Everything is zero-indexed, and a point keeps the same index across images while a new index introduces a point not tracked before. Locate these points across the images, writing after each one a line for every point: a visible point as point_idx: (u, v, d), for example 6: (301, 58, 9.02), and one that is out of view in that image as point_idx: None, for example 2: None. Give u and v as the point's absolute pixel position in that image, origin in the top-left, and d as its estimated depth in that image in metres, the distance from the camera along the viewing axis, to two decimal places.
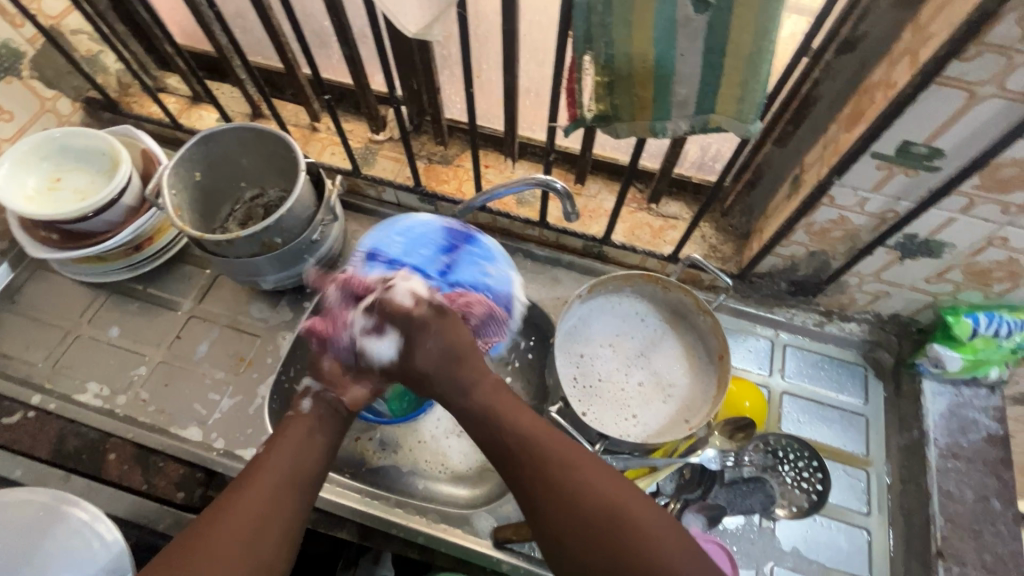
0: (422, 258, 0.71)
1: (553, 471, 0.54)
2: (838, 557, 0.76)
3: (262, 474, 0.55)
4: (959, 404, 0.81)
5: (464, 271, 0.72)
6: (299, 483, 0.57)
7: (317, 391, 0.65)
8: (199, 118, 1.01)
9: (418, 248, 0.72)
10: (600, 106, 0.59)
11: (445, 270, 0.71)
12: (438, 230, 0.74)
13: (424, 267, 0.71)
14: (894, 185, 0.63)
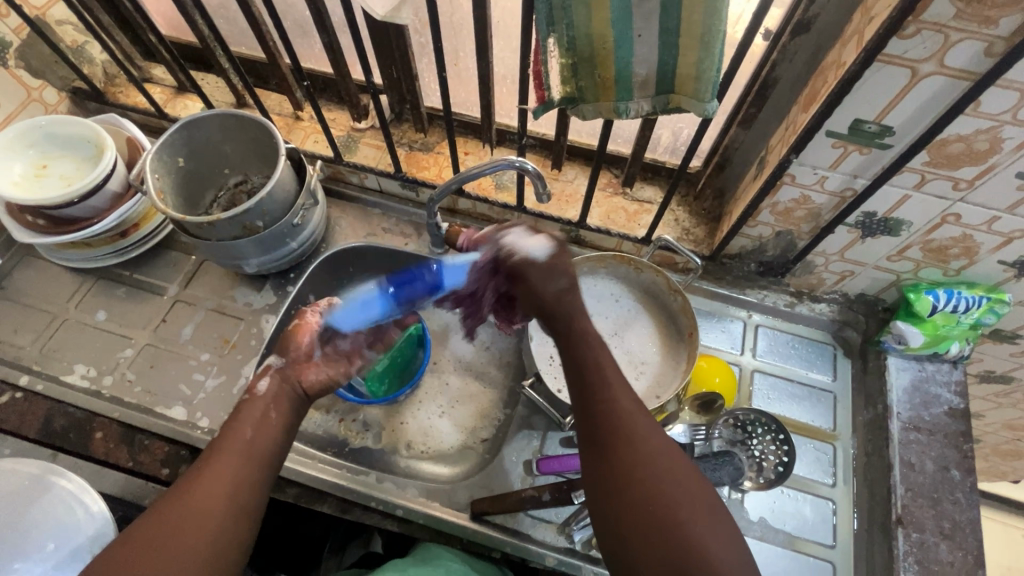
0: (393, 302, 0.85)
1: (625, 419, 0.56)
2: (803, 527, 0.78)
3: (225, 454, 0.56)
4: (922, 379, 0.83)
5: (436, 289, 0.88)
6: (259, 464, 0.58)
7: (278, 367, 0.66)
8: (184, 107, 1.02)
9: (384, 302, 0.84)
10: (567, 89, 0.61)
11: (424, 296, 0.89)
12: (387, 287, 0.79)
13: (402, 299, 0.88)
14: (850, 163, 0.65)
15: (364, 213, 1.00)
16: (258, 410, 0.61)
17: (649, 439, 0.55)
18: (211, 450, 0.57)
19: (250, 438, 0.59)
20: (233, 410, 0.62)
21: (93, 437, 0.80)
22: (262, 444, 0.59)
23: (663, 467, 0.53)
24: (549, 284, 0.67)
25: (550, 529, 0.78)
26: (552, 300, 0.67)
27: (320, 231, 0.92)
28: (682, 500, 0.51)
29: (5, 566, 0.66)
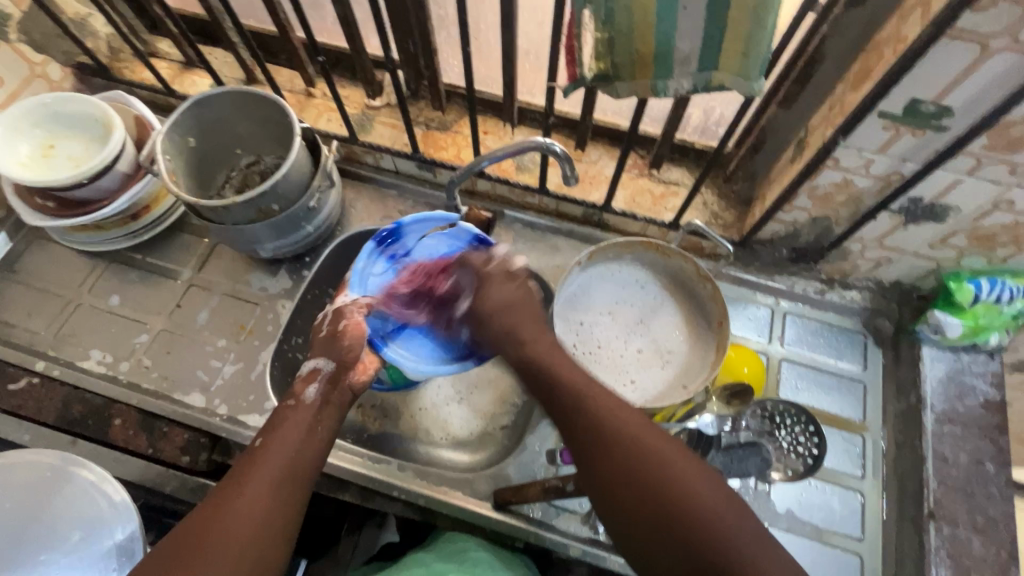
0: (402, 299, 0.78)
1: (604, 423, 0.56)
2: (831, 518, 0.77)
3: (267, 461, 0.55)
4: (957, 370, 0.80)
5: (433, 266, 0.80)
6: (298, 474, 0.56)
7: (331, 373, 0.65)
8: (192, 83, 0.99)
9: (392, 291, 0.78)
10: (602, 66, 0.57)
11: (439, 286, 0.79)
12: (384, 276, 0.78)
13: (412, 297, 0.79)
14: (900, 146, 0.61)
15: (379, 194, 0.96)
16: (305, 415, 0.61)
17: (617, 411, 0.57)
18: (252, 456, 0.56)
19: (294, 450, 0.57)
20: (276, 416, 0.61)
21: (111, 424, 0.81)
22: (305, 447, 0.58)
23: (632, 433, 0.55)
24: (498, 287, 0.71)
25: (574, 519, 0.77)
26: (498, 307, 0.70)
27: (336, 213, 0.90)
28: (659, 467, 0.52)
29: (31, 557, 0.66)
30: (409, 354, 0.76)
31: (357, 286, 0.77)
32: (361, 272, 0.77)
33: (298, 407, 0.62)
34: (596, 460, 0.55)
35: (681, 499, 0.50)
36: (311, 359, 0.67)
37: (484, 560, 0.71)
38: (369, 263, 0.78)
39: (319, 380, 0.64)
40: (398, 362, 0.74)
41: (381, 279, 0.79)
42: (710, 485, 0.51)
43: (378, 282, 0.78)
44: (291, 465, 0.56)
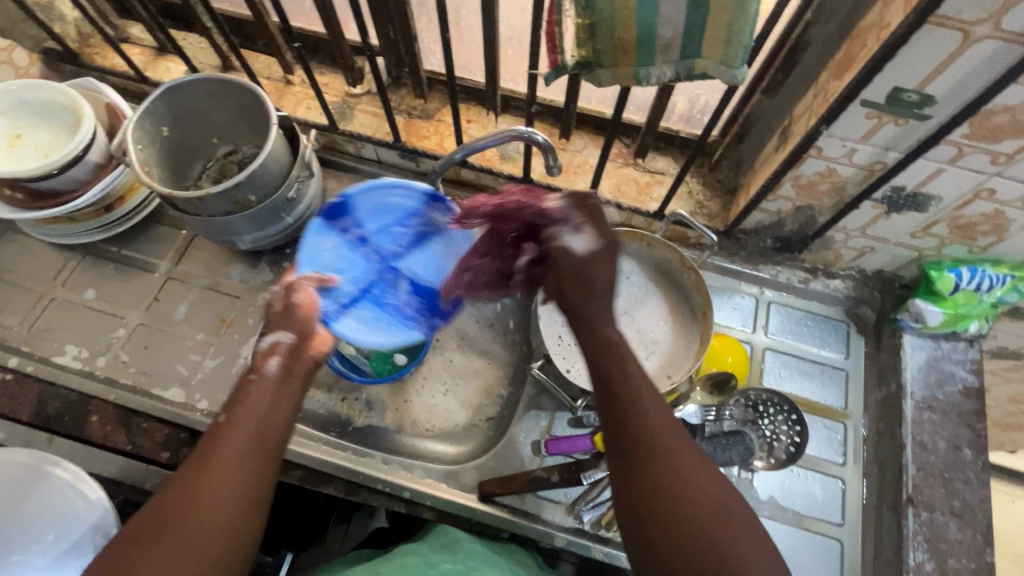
0: (356, 273, 0.78)
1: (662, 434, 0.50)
2: (813, 505, 0.78)
3: (223, 447, 0.51)
4: (937, 357, 0.81)
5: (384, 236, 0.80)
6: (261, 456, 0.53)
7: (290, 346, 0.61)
8: (166, 70, 0.96)
9: (346, 267, 0.78)
10: (582, 53, 0.56)
11: (392, 257, 0.80)
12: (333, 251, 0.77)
13: (365, 271, 0.79)
14: (883, 135, 0.61)
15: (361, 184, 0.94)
16: (265, 392, 0.56)
17: (650, 399, 0.53)
18: (212, 444, 0.52)
19: (254, 427, 0.54)
20: (237, 388, 0.57)
21: (88, 419, 0.78)
22: (267, 431, 0.54)
23: (674, 442, 0.50)
24: (608, 264, 0.60)
25: (559, 510, 0.77)
26: (603, 286, 0.60)
27: (316, 204, 0.88)
28: (680, 468, 0.49)
29: (4, 557, 0.65)
30: (365, 327, 0.75)
31: (309, 263, 0.75)
32: (312, 248, 0.76)
33: (261, 383, 0.57)
34: (618, 446, 0.51)
35: (692, 505, 0.46)
36: (271, 333, 0.62)
37: (475, 551, 0.68)
38: (320, 239, 0.77)
39: (281, 354, 0.60)
40: (356, 337, 0.74)
41: (334, 252, 0.77)
42: (726, 497, 0.48)
43: (329, 256, 0.77)
44: (253, 454, 0.52)
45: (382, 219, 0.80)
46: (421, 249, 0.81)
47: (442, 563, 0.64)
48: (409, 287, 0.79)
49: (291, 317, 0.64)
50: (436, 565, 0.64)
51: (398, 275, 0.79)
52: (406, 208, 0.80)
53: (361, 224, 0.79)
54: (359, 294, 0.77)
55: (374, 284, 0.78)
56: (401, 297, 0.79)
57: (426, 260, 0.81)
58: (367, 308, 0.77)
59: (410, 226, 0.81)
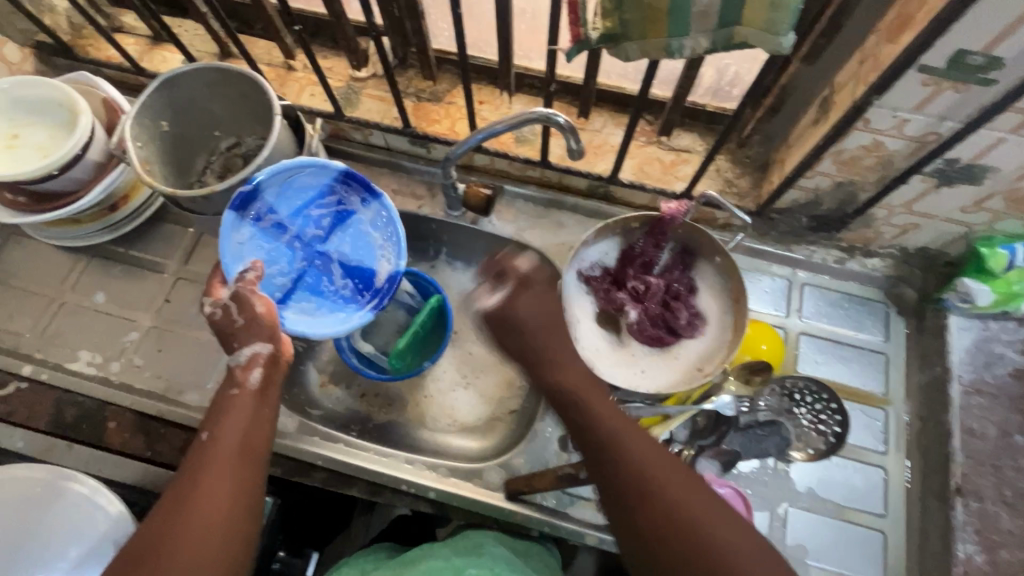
0: (284, 264, 0.70)
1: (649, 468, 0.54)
2: (853, 496, 0.75)
3: (218, 465, 0.53)
4: (985, 339, 0.77)
5: (303, 219, 0.72)
6: (248, 468, 0.54)
7: (268, 356, 0.61)
8: (162, 60, 0.91)
9: (273, 260, 0.70)
10: (609, 24, 0.51)
11: (318, 240, 0.72)
12: (255, 245, 0.69)
13: (292, 261, 0.71)
14: (940, 104, 0.56)
15: (371, 172, 0.90)
16: (248, 405, 0.58)
17: (628, 434, 0.56)
18: (198, 460, 0.53)
19: (241, 442, 0.55)
20: (219, 404, 0.58)
21: (107, 427, 0.78)
22: (253, 441, 0.56)
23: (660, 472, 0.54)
24: (528, 302, 0.64)
25: (589, 506, 0.75)
26: (534, 325, 0.63)
27: None
28: (669, 494, 0.53)
29: None
30: (311, 320, 0.69)
31: (233, 263, 0.67)
32: (230, 248, 0.67)
33: (242, 395, 0.59)
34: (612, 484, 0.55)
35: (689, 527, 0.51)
36: (243, 347, 0.61)
37: (502, 555, 0.67)
38: (232, 234, 0.67)
39: (263, 364, 0.60)
40: (304, 331, 0.68)
41: (255, 246, 0.69)
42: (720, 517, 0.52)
43: (250, 252, 0.68)
44: (241, 464, 0.54)
45: (297, 202, 0.71)
46: (344, 227, 0.73)
47: (470, 568, 0.64)
48: (342, 272, 0.72)
49: (257, 326, 0.62)
50: (462, 572, 0.62)
51: (327, 260, 0.72)
52: (320, 187, 0.72)
53: (274, 208, 0.70)
54: (292, 287, 0.70)
55: (306, 274, 0.71)
56: (336, 284, 0.72)
57: (353, 239, 0.73)
58: (302, 299, 0.70)
59: (332, 205, 0.73)
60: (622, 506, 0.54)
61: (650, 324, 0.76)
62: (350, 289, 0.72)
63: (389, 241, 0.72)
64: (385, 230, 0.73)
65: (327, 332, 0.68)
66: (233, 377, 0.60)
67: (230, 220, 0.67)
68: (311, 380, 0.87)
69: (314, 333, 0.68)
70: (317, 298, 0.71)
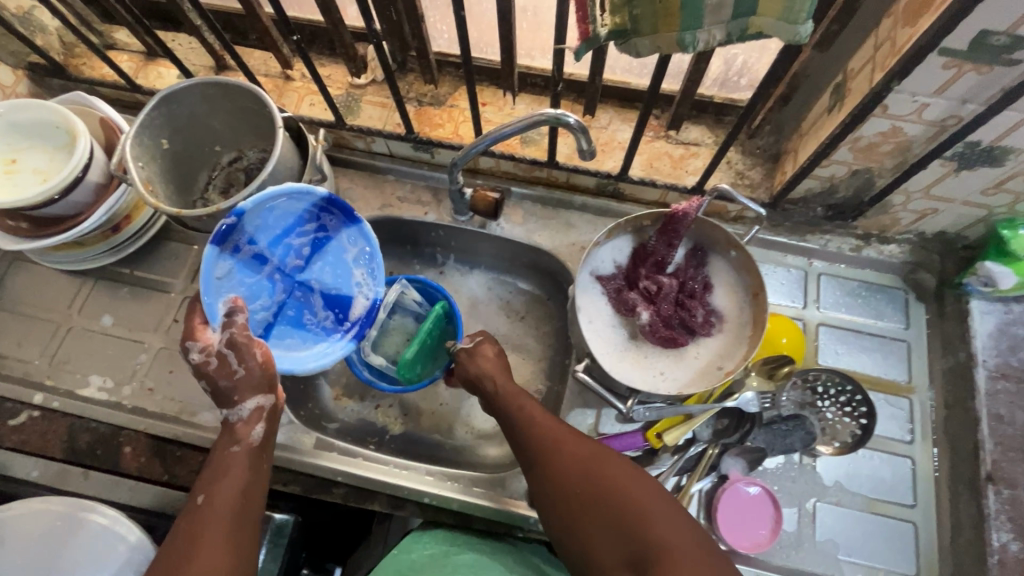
0: (264, 298, 0.69)
1: (589, 463, 0.59)
2: (882, 488, 0.74)
3: (216, 520, 0.54)
4: (1008, 322, 0.76)
5: (282, 249, 0.70)
6: (246, 522, 0.56)
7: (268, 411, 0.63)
8: (158, 76, 0.90)
9: (254, 294, 0.68)
10: (618, 21, 0.50)
11: (298, 270, 0.71)
12: (235, 279, 0.67)
13: (271, 293, 0.69)
14: (961, 87, 0.54)
15: (375, 180, 0.89)
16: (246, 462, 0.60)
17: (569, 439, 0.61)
18: (195, 523, 0.54)
19: (239, 494, 0.57)
20: (220, 457, 0.60)
21: (122, 452, 0.77)
22: (251, 498, 0.58)
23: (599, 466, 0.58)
24: (489, 351, 0.71)
25: None
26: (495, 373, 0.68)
27: None
28: (606, 477, 0.57)
29: None
30: (294, 353, 0.69)
31: (213, 297, 0.65)
32: (210, 285, 0.65)
33: (240, 452, 0.60)
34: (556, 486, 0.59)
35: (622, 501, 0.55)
36: (244, 400, 0.62)
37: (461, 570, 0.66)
38: (210, 270, 0.65)
39: (264, 419, 0.63)
40: (290, 367, 0.68)
41: (234, 280, 0.67)
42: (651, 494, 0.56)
43: (230, 287, 0.66)
44: (239, 521, 0.55)
45: (275, 230, 0.69)
46: (323, 255, 0.72)
47: None
48: (323, 302, 0.72)
49: (254, 377, 0.63)
50: None
51: (308, 290, 0.71)
52: (297, 214, 0.70)
53: (253, 238, 0.68)
54: (273, 321, 0.69)
55: (286, 307, 0.70)
56: (317, 313, 0.71)
57: (333, 266, 0.72)
58: (282, 331, 0.69)
59: (310, 233, 0.72)
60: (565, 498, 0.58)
61: (663, 325, 0.74)
62: (329, 320, 0.71)
63: (367, 269, 0.72)
64: (365, 258, 0.73)
65: (308, 366, 0.68)
66: (234, 432, 0.61)
67: (209, 256, 0.64)
68: (325, 394, 0.86)
69: (297, 366, 0.68)
70: (299, 330, 0.70)
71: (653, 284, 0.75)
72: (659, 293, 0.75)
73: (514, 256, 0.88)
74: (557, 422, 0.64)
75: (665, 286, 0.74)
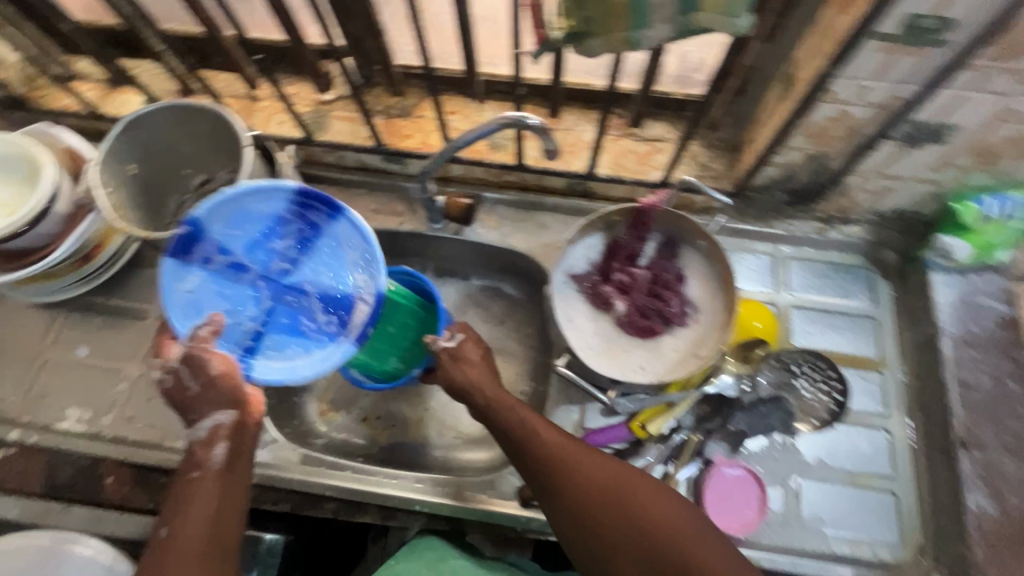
0: (246, 306, 0.60)
1: (607, 481, 0.60)
2: (862, 461, 0.76)
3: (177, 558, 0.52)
4: (968, 292, 0.79)
5: (261, 252, 0.61)
6: (214, 554, 0.54)
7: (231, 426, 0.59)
8: (122, 103, 0.90)
9: (235, 301, 0.59)
10: (571, 23, 0.52)
11: (283, 272, 0.61)
12: (209, 291, 0.59)
13: (254, 302, 0.60)
14: (898, 69, 0.57)
15: (348, 194, 0.90)
16: (210, 486, 0.57)
17: (583, 456, 0.62)
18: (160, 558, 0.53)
19: (204, 525, 0.55)
20: (184, 484, 0.58)
21: (105, 482, 0.75)
22: (219, 528, 0.56)
23: (618, 482, 0.60)
24: (472, 350, 0.70)
25: None
26: (478, 378, 0.67)
27: None
28: (626, 495, 0.59)
29: None
30: (285, 364, 0.59)
31: (186, 317, 0.58)
32: (178, 299, 0.57)
33: (204, 477, 0.58)
34: (574, 504, 0.60)
35: (644, 517, 0.57)
36: (202, 419, 0.59)
37: None
38: (177, 283, 0.57)
39: (225, 437, 0.59)
40: (280, 378, 0.58)
41: (212, 295, 0.59)
42: (669, 510, 0.58)
43: (205, 299, 0.58)
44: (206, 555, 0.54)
45: (250, 234, 0.61)
46: (312, 253, 0.62)
47: None
48: (322, 304, 0.61)
49: (213, 392, 0.58)
50: None
51: (300, 294, 0.60)
52: (276, 214, 0.61)
53: (226, 247, 0.60)
54: (262, 330, 0.60)
55: (274, 314, 0.60)
56: (314, 318, 0.61)
57: (326, 263, 0.62)
58: (276, 343, 0.60)
59: (294, 231, 0.62)
60: (583, 515, 0.59)
61: (639, 316, 0.76)
62: (325, 322, 0.60)
63: (364, 260, 0.61)
64: (361, 249, 0.61)
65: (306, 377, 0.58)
66: (195, 456, 0.59)
67: (172, 270, 0.57)
68: (310, 410, 0.86)
69: (295, 378, 0.58)
70: (292, 338, 0.60)
71: (626, 277, 0.77)
72: (633, 285, 0.77)
73: (491, 260, 0.90)
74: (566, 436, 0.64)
75: (637, 277, 0.77)
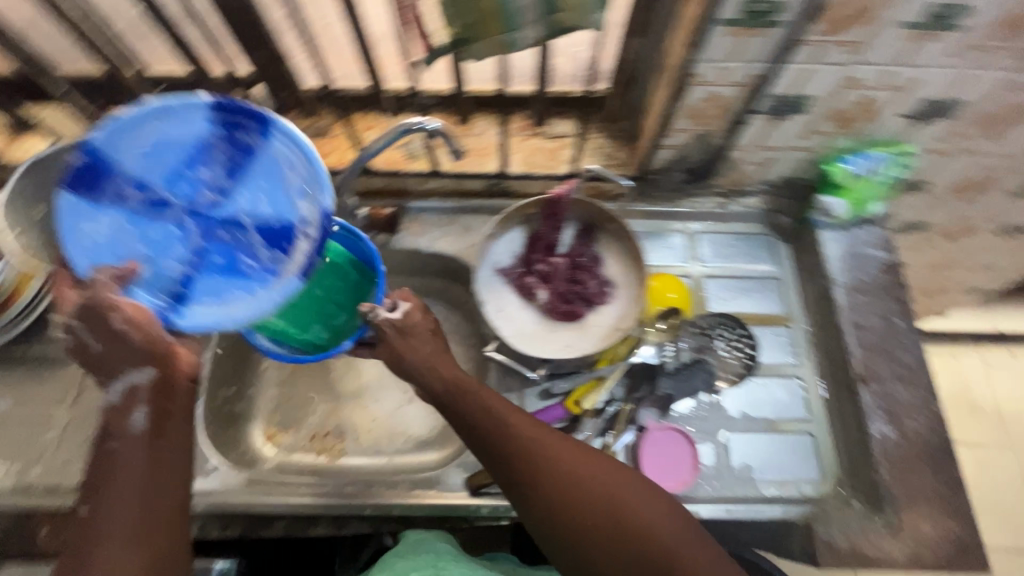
0: (171, 246, 0.51)
1: (596, 484, 0.59)
2: (780, 408, 0.82)
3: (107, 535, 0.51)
4: (853, 245, 0.88)
5: (184, 186, 0.52)
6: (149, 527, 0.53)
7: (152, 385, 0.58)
8: (27, 150, 0.89)
9: (157, 242, 0.51)
10: (453, 31, 0.56)
11: (209, 203, 0.52)
12: (124, 232, 0.50)
13: (178, 241, 0.51)
14: (750, 50, 0.65)
15: None
16: (138, 450, 0.55)
17: (567, 454, 0.61)
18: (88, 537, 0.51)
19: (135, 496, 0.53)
20: (105, 453, 0.55)
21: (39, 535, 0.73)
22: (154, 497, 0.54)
23: (610, 485, 0.59)
24: (419, 317, 0.68)
25: None
26: (416, 358, 0.66)
27: None
28: (621, 500, 0.58)
29: None
30: (219, 305, 0.51)
31: (93, 258, 0.50)
32: (82, 241, 0.50)
33: (126, 443, 0.56)
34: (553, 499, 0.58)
35: (641, 523, 0.57)
36: (116, 376, 0.57)
37: None
38: (77, 224, 0.50)
39: (147, 397, 0.58)
40: (215, 320, 0.50)
41: (130, 237, 0.50)
42: (664, 514, 0.58)
43: (121, 239, 0.50)
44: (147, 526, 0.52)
45: (170, 163, 0.51)
46: (246, 177, 0.52)
47: None
48: (262, 238, 0.52)
49: (124, 348, 0.56)
50: None
51: (235, 226, 0.52)
52: (196, 137, 0.51)
53: (143, 179, 0.51)
54: (189, 271, 0.51)
55: (204, 248, 0.51)
56: (252, 252, 0.52)
57: (260, 191, 0.53)
58: (211, 286, 0.51)
59: (218, 159, 0.52)
60: (567, 517, 0.58)
61: (561, 301, 0.80)
62: (264, 256, 0.52)
63: (305, 182, 0.53)
64: (306, 172, 0.53)
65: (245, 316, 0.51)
66: (114, 422, 0.56)
67: (70, 210, 0.49)
68: (255, 434, 0.86)
69: (233, 323, 0.50)
70: (225, 280, 0.52)
71: (545, 266, 0.82)
72: (552, 274, 0.82)
73: (422, 265, 0.93)
74: (543, 429, 0.64)
75: (556, 266, 0.82)
